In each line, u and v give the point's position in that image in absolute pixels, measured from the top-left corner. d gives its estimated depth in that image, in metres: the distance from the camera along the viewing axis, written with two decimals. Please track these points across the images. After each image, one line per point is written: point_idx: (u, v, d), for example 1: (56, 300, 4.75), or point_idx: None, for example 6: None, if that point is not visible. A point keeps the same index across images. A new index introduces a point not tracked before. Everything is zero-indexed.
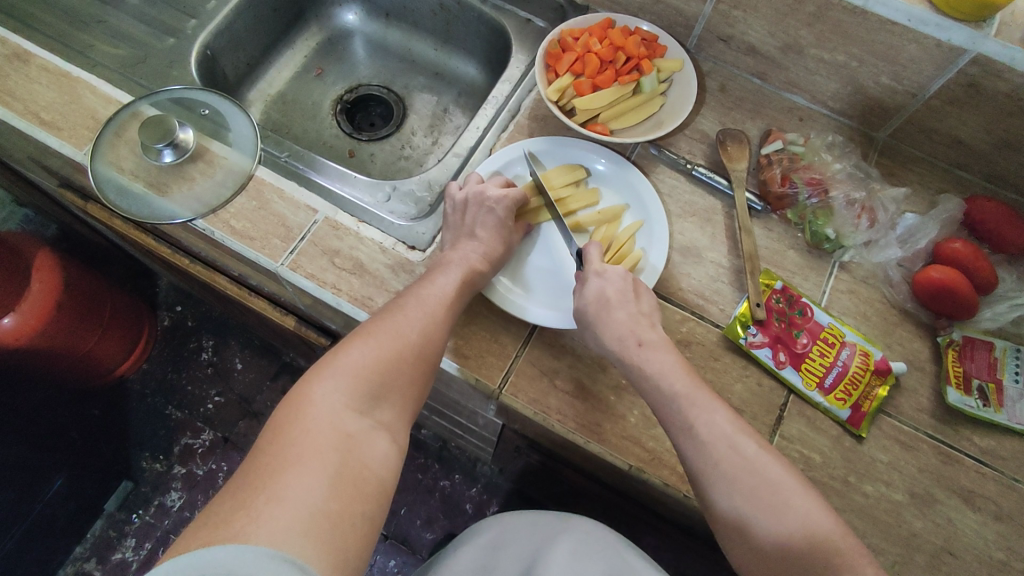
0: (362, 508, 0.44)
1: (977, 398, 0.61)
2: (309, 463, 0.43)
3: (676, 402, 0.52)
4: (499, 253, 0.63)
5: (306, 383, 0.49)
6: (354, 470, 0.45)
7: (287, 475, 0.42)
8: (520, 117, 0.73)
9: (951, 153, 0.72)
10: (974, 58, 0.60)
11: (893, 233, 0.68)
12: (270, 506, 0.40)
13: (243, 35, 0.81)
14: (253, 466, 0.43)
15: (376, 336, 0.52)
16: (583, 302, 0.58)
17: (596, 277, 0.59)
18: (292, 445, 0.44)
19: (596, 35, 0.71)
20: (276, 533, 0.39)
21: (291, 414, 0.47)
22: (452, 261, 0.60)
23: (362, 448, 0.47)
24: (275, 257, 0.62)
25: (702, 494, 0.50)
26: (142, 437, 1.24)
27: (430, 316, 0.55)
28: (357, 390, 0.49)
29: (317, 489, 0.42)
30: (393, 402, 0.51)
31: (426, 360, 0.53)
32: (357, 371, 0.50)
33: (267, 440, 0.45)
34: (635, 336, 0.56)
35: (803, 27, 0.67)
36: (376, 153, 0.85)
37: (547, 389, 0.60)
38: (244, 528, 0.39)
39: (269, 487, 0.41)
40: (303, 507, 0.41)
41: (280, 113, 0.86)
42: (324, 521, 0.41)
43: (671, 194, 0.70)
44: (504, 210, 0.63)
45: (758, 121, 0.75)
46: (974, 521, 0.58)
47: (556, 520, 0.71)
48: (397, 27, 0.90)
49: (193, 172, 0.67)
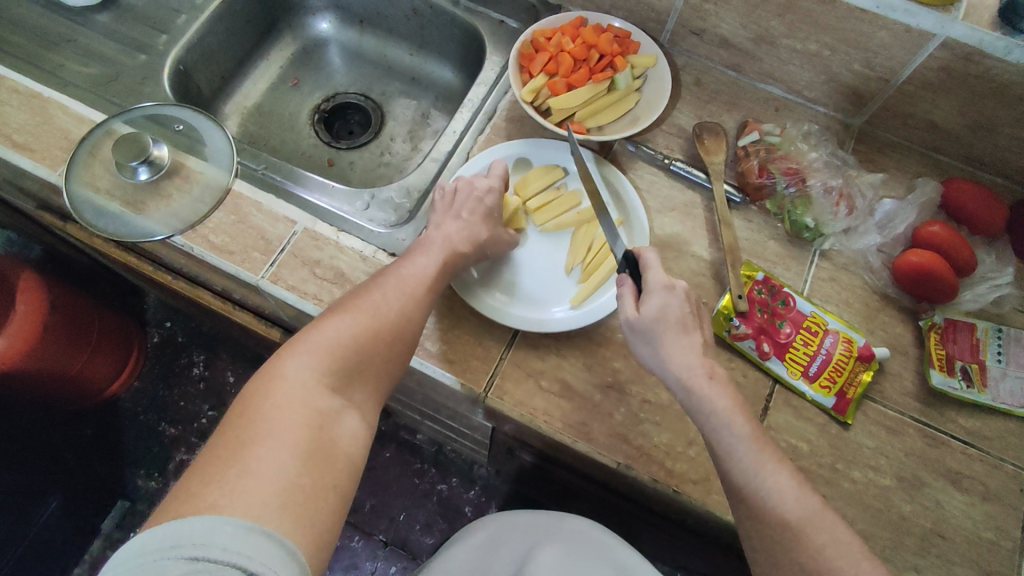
0: (334, 484, 0.44)
1: (960, 379, 0.61)
2: (282, 436, 0.44)
3: (691, 379, 0.52)
4: (484, 239, 0.62)
5: (278, 357, 0.49)
6: (326, 445, 0.45)
7: (260, 448, 0.42)
8: (497, 120, 0.73)
9: (926, 137, 0.72)
10: (943, 42, 0.61)
11: (871, 219, 0.68)
12: (241, 479, 0.40)
13: (216, 48, 0.80)
14: (223, 439, 0.43)
15: (353, 313, 0.52)
16: (647, 318, 0.54)
17: (663, 291, 0.55)
18: (264, 418, 0.44)
19: (568, 34, 0.71)
20: (251, 506, 0.39)
21: (261, 388, 0.46)
22: (434, 240, 0.61)
23: (334, 425, 0.47)
24: (255, 271, 0.62)
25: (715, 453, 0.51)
26: (136, 455, 1.23)
27: (407, 296, 0.55)
28: (332, 367, 0.49)
29: (289, 464, 0.42)
30: (367, 380, 0.51)
31: (402, 340, 0.54)
32: (332, 347, 0.50)
33: (238, 412, 0.45)
34: (705, 370, 0.53)
35: (773, 17, 0.68)
36: (355, 161, 0.85)
37: (533, 391, 0.60)
38: (217, 501, 0.39)
39: (241, 460, 0.41)
40: (275, 481, 0.41)
41: (257, 126, 0.85)
42: (297, 496, 0.41)
43: (650, 190, 0.70)
44: (494, 200, 0.64)
45: (734, 113, 0.75)
46: (962, 502, 0.58)
47: (553, 520, 0.72)
48: (371, 34, 0.90)
49: (169, 189, 0.67)
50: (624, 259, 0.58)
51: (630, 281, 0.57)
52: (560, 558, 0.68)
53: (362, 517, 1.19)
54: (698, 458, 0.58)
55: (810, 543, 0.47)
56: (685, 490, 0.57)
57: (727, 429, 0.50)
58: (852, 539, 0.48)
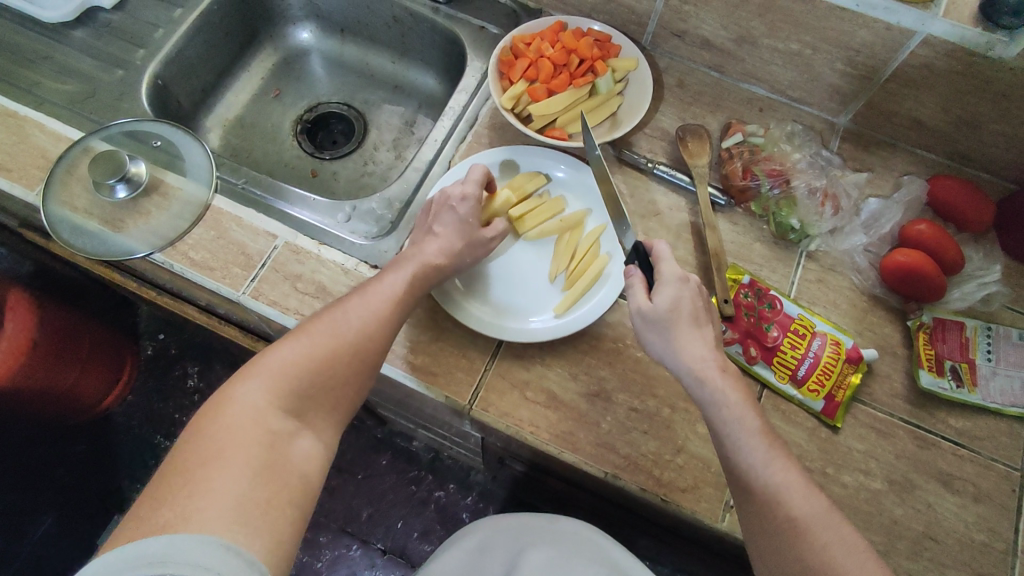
0: (290, 501, 0.44)
1: (950, 379, 0.61)
2: (233, 457, 0.43)
3: (702, 368, 0.51)
4: (460, 249, 0.61)
5: (231, 381, 0.48)
6: (279, 466, 0.45)
7: (211, 469, 0.42)
8: (478, 127, 0.72)
9: (911, 135, 0.71)
10: (924, 40, 0.60)
11: (857, 219, 0.68)
12: (190, 500, 0.40)
13: (195, 62, 0.79)
14: (174, 461, 0.43)
15: (309, 335, 0.51)
16: (660, 309, 0.53)
17: (676, 282, 0.54)
18: (213, 441, 0.44)
19: (548, 39, 0.70)
20: (206, 522, 0.40)
21: (212, 412, 0.46)
22: (409, 259, 0.59)
23: (288, 445, 0.46)
24: (235, 287, 0.62)
25: (717, 440, 0.51)
26: (132, 468, 1.24)
27: (368, 313, 0.54)
28: (286, 389, 0.48)
29: (241, 484, 0.42)
30: (325, 399, 0.51)
31: (364, 357, 0.53)
32: (286, 368, 0.49)
33: (189, 436, 0.45)
34: (718, 362, 0.52)
35: (754, 18, 0.67)
36: (339, 171, 0.84)
37: (518, 402, 0.59)
38: (170, 521, 0.39)
39: (191, 481, 0.41)
40: (227, 500, 0.41)
41: (238, 138, 0.84)
42: (252, 512, 0.42)
43: (634, 195, 0.69)
44: (467, 210, 0.61)
45: (718, 114, 0.75)
46: (953, 505, 0.57)
47: (545, 522, 0.71)
48: (353, 43, 0.89)
49: (148, 207, 0.66)
50: (636, 249, 0.57)
51: (641, 271, 0.56)
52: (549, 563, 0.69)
53: (359, 525, 1.18)
54: (686, 466, 0.57)
55: (816, 539, 0.45)
56: (673, 499, 0.56)
57: (734, 420, 0.50)
58: (857, 539, 0.46)
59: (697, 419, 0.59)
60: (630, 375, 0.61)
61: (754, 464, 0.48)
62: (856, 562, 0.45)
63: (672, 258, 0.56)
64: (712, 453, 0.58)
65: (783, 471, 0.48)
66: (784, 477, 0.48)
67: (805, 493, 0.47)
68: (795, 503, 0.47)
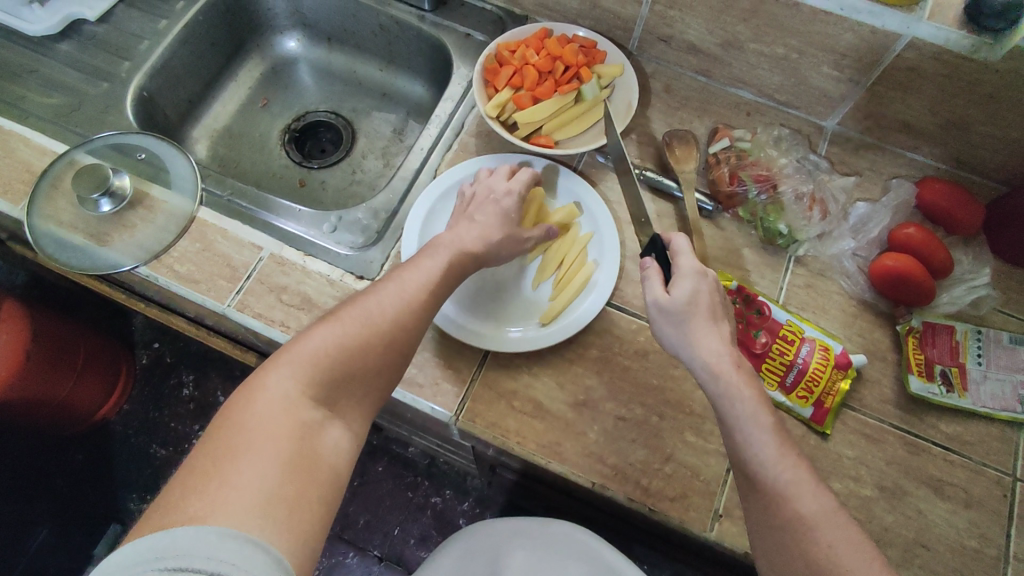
0: (319, 493, 0.43)
1: (941, 384, 0.60)
2: (263, 447, 0.42)
3: (717, 363, 0.51)
4: (498, 241, 0.60)
5: (261, 367, 0.46)
6: (310, 458, 0.43)
7: (240, 461, 0.40)
8: (464, 135, 0.72)
9: (900, 137, 0.71)
10: (910, 42, 0.60)
11: (845, 223, 0.67)
12: (222, 491, 0.39)
13: (181, 73, 0.79)
14: (203, 449, 0.41)
15: (342, 322, 0.50)
16: (676, 300, 0.53)
17: (696, 276, 0.54)
18: (243, 430, 0.42)
19: (532, 46, 0.70)
20: (235, 514, 0.38)
21: (241, 400, 0.44)
22: (444, 244, 0.58)
23: (318, 436, 0.45)
24: (221, 299, 0.62)
25: (728, 436, 0.50)
26: (128, 477, 1.20)
27: (403, 300, 0.53)
28: (317, 378, 0.47)
29: (272, 474, 0.41)
30: (356, 390, 0.49)
31: (396, 348, 0.51)
32: (318, 357, 0.47)
33: (219, 425, 0.43)
34: (733, 358, 0.51)
35: (739, 22, 0.67)
36: (327, 181, 0.84)
37: (505, 412, 0.59)
38: (199, 512, 0.37)
39: (223, 471, 0.40)
40: (259, 491, 0.40)
41: (226, 148, 0.84)
42: (281, 504, 0.40)
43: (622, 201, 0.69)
44: (512, 203, 0.62)
45: (705, 119, 0.74)
46: (944, 510, 0.57)
47: (538, 526, 0.73)
48: (340, 51, 0.89)
49: (132, 220, 0.66)
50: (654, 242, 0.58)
51: (656, 263, 0.56)
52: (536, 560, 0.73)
53: (356, 532, 1.18)
54: (674, 475, 0.57)
55: (809, 542, 0.45)
56: (662, 508, 0.56)
57: (747, 418, 0.49)
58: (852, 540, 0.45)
59: (685, 428, 0.59)
60: (618, 384, 0.60)
61: (757, 463, 0.48)
62: (862, 561, 0.44)
63: (693, 254, 0.56)
64: (700, 461, 0.57)
65: (781, 471, 0.47)
66: (796, 475, 0.47)
67: (815, 491, 0.47)
68: (803, 502, 0.46)
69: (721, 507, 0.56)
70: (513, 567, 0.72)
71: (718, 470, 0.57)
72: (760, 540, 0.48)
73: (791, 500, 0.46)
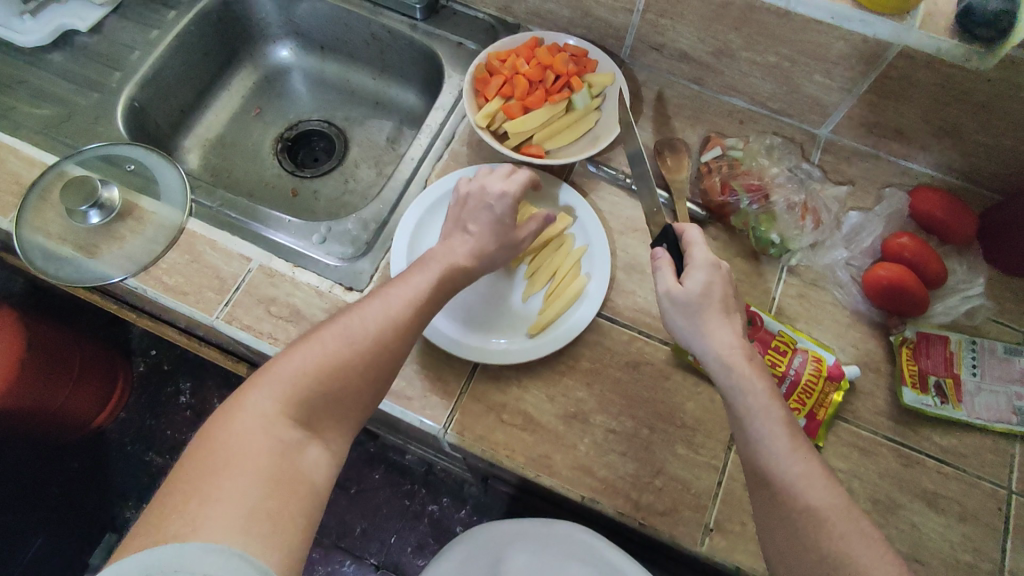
0: (300, 512, 0.42)
1: (934, 395, 0.60)
2: (242, 467, 0.41)
3: (729, 355, 0.50)
4: (491, 251, 0.59)
5: (241, 387, 0.46)
6: (288, 478, 0.42)
7: (217, 480, 0.40)
8: (455, 145, 0.71)
9: (893, 145, 0.70)
10: (901, 51, 0.60)
11: (838, 232, 0.67)
12: (199, 511, 0.39)
13: (173, 83, 0.79)
14: (182, 470, 0.41)
15: (324, 338, 0.48)
16: (689, 294, 0.52)
17: (708, 268, 0.53)
18: (221, 450, 0.42)
19: (523, 55, 0.70)
20: (214, 531, 0.38)
21: (221, 420, 0.44)
22: (433, 258, 0.56)
23: (298, 455, 0.44)
24: (209, 311, 0.62)
25: (738, 425, 0.49)
26: (124, 485, 1.20)
27: (388, 313, 0.51)
28: (297, 397, 0.45)
29: (250, 495, 0.40)
30: (339, 406, 0.47)
31: (381, 363, 0.49)
32: (298, 374, 0.46)
33: (199, 443, 0.43)
34: (745, 351, 0.51)
35: (730, 31, 0.67)
36: (319, 190, 0.84)
37: (493, 424, 0.58)
38: (179, 530, 0.38)
39: (202, 491, 0.39)
40: (236, 511, 0.39)
41: (219, 157, 0.84)
42: (259, 523, 0.39)
43: (613, 211, 0.68)
44: (504, 207, 0.59)
45: (698, 127, 0.74)
46: (938, 524, 0.56)
47: (539, 528, 0.72)
48: (333, 60, 0.89)
49: (122, 231, 0.65)
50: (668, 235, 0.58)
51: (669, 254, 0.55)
52: (532, 557, 0.73)
53: (352, 540, 1.18)
54: (664, 488, 0.56)
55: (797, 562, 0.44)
56: (652, 522, 0.55)
57: (757, 410, 0.48)
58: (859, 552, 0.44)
59: (675, 440, 0.58)
60: (608, 396, 0.60)
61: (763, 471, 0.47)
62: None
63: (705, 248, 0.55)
64: (690, 475, 0.57)
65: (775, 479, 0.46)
66: (805, 467, 0.46)
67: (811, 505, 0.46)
68: (815, 494, 0.45)
69: (712, 521, 0.55)
70: (517, 565, 0.74)
71: (710, 483, 0.57)
72: (770, 540, 0.47)
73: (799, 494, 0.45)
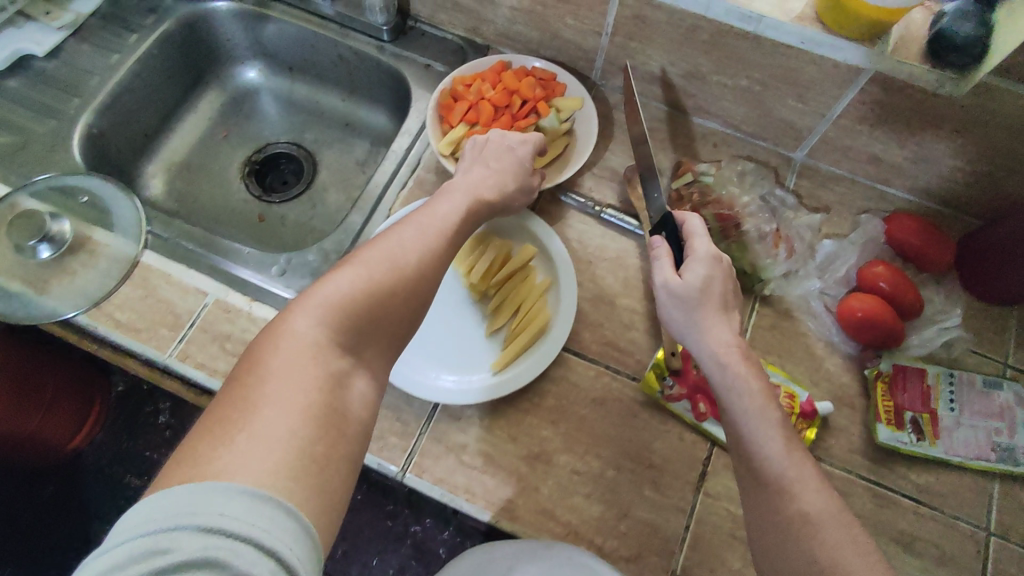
0: (347, 454, 0.38)
1: (910, 432, 0.58)
2: (290, 398, 0.37)
3: (725, 353, 0.50)
4: (512, 188, 0.61)
5: (282, 313, 0.42)
6: (337, 411, 0.39)
7: (267, 412, 0.36)
8: (420, 172, 0.70)
9: (869, 170, 0.69)
10: (873, 76, 0.58)
11: (812, 261, 0.65)
12: (250, 444, 0.35)
13: (134, 107, 0.77)
14: (226, 399, 0.37)
15: (366, 266, 0.45)
16: (689, 287, 0.52)
17: (703, 263, 0.53)
18: (268, 379, 0.38)
19: (488, 80, 0.68)
20: (264, 470, 0.34)
21: (264, 345, 0.40)
22: (457, 189, 0.58)
23: (345, 388, 0.41)
24: (161, 349, 0.60)
25: (725, 415, 0.49)
26: (100, 507, 1.15)
27: (425, 249, 0.49)
28: (342, 324, 0.42)
29: (300, 429, 0.37)
30: (380, 337, 0.45)
31: (419, 298, 0.47)
32: (343, 300, 0.43)
33: (241, 372, 0.39)
34: (739, 351, 0.51)
35: (700, 54, 0.65)
36: (287, 215, 0.82)
37: (454, 466, 0.56)
38: (226, 466, 0.33)
39: (250, 423, 0.36)
40: (288, 447, 0.35)
41: (183, 182, 0.82)
42: (311, 464, 0.36)
43: (581, 239, 0.67)
44: (525, 152, 0.63)
45: (669, 152, 0.72)
46: (914, 569, 0.54)
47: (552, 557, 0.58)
48: (303, 80, 0.87)
49: (73, 265, 0.64)
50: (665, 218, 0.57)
51: (668, 244, 0.55)
52: None
53: (333, 564, 1.15)
54: (629, 533, 0.55)
55: None
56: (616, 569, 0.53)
57: (753, 412, 0.48)
58: None
59: (642, 481, 0.56)
60: (573, 435, 0.58)
61: (750, 490, 0.47)
62: None
63: (704, 229, 0.56)
64: (657, 518, 0.55)
65: (760, 503, 0.46)
66: (798, 472, 0.45)
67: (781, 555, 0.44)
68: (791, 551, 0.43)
69: (679, 567, 0.53)
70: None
71: (677, 527, 0.55)
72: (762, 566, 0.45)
73: (791, 499, 0.44)
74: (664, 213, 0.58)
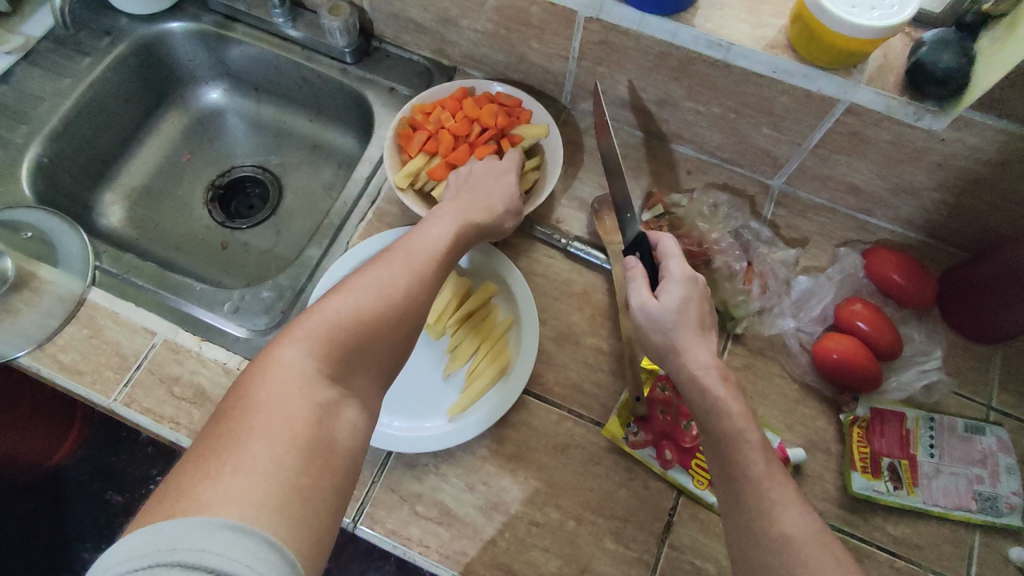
0: (334, 485, 0.38)
1: (887, 481, 0.55)
2: (276, 431, 0.37)
3: (704, 373, 0.47)
4: (501, 210, 0.59)
5: (272, 344, 0.42)
6: (324, 442, 0.39)
7: (254, 443, 0.36)
8: (381, 203, 0.67)
9: (850, 200, 0.66)
10: (849, 107, 0.55)
11: (787, 298, 0.62)
12: (235, 478, 0.34)
13: (90, 133, 0.75)
14: (214, 431, 0.37)
15: (356, 292, 0.45)
16: (666, 307, 0.49)
17: (676, 283, 0.50)
18: (257, 411, 0.38)
19: (448, 107, 0.65)
20: (246, 504, 0.33)
21: (253, 376, 0.40)
22: (445, 210, 0.57)
23: (334, 418, 0.40)
24: (106, 393, 0.57)
25: (710, 446, 0.46)
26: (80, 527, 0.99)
27: (415, 273, 0.50)
28: (329, 354, 0.42)
29: (286, 461, 0.36)
30: (369, 364, 0.45)
31: (409, 325, 0.47)
32: (330, 330, 0.43)
33: (230, 404, 0.38)
34: (721, 371, 0.47)
35: (670, 81, 0.62)
36: (251, 242, 0.79)
37: (407, 518, 0.54)
38: (211, 500, 0.33)
39: (234, 456, 0.35)
40: (274, 479, 0.35)
41: (144, 208, 0.79)
42: (295, 496, 0.35)
43: (546, 274, 0.64)
44: (512, 175, 0.62)
45: (642, 179, 0.69)
46: None
47: None
48: (269, 100, 0.85)
49: (16, 304, 0.61)
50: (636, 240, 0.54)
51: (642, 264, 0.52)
52: None
53: None
54: None
55: None
56: None
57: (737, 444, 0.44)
58: None
59: (604, 533, 0.54)
60: (532, 484, 0.55)
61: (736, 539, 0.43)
62: None
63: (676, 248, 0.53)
64: (619, 572, 0.53)
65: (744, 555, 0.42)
66: (784, 497, 0.43)
67: None
68: None
69: None
70: None
71: None
72: None
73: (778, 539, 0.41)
74: (636, 231, 0.54)
